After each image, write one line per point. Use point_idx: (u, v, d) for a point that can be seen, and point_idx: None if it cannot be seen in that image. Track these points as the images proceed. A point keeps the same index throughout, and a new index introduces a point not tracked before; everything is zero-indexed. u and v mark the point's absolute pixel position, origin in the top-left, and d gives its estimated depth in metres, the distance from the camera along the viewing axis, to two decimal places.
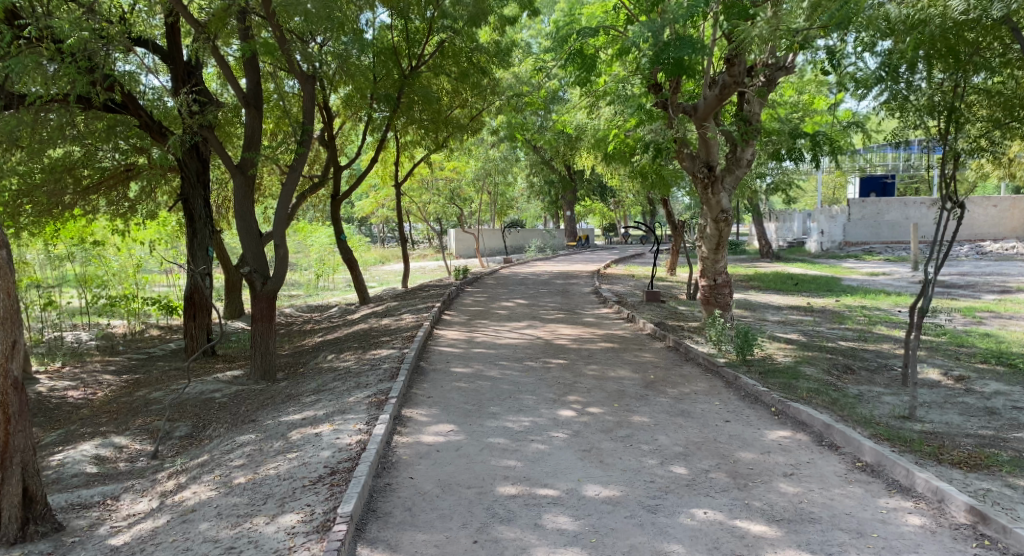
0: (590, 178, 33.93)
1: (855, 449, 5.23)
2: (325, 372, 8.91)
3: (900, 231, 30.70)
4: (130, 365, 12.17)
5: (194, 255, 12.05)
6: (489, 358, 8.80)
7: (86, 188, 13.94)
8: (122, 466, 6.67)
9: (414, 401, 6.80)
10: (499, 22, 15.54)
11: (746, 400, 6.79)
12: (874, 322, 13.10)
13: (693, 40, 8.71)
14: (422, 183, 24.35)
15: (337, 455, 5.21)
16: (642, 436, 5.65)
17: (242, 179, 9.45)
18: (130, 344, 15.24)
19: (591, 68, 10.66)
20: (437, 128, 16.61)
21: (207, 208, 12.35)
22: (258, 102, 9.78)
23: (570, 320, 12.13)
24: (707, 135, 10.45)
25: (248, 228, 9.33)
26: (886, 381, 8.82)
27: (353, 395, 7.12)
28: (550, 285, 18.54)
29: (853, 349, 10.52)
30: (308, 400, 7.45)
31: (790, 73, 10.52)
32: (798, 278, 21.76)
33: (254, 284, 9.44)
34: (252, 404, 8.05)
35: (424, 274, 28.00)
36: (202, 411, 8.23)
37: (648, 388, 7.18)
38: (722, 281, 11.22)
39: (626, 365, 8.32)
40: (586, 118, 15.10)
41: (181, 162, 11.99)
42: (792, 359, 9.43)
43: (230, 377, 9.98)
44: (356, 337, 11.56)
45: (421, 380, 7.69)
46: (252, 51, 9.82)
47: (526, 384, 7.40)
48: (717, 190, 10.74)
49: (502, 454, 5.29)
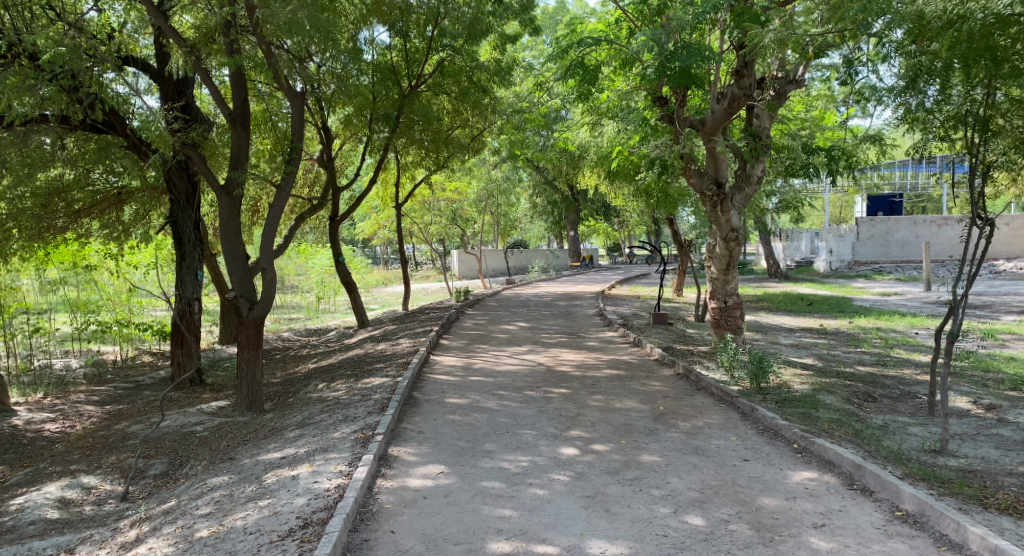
0: (593, 198, 33.45)
1: (893, 495, 4.67)
2: (313, 403, 8.38)
3: (910, 250, 30.09)
4: (116, 394, 11.63)
5: (182, 279, 11.56)
6: (486, 387, 8.27)
7: (77, 212, 13.57)
8: (86, 511, 6.15)
9: (403, 438, 6.26)
10: (500, 39, 15.12)
11: (766, 434, 6.23)
12: (891, 345, 12.53)
13: (701, 47, 8.15)
14: (423, 204, 23.62)
15: (312, 504, 4.69)
16: (652, 479, 5.11)
17: (227, 200, 8.99)
18: (120, 371, 14.69)
19: (593, 81, 10.15)
20: (437, 149, 16.14)
21: (197, 230, 11.89)
22: (244, 120, 9.35)
23: (573, 345, 11.58)
24: (715, 150, 9.88)
25: (234, 251, 8.87)
26: (911, 410, 8.25)
27: (339, 430, 6.60)
28: (552, 307, 18.03)
29: (873, 375, 9.95)
30: (291, 435, 6.92)
31: (801, 85, 10.06)
32: (809, 298, 21.20)
33: (240, 309, 8.90)
34: (234, 439, 7.55)
35: (426, 296, 27.51)
36: (181, 447, 7.71)
37: (657, 422, 6.64)
38: (732, 302, 10.72)
39: (633, 395, 7.76)
40: (588, 136, 14.64)
41: (169, 183, 11.57)
42: (810, 387, 8.88)
43: (214, 408, 9.44)
44: (349, 364, 11.03)
45: (413, 413, 7.15)
46: (238, 66, 9.34)
47: (525, 417, 6.86)
48: (727, 208, 10.23)
49: (496, 502, 4.75)
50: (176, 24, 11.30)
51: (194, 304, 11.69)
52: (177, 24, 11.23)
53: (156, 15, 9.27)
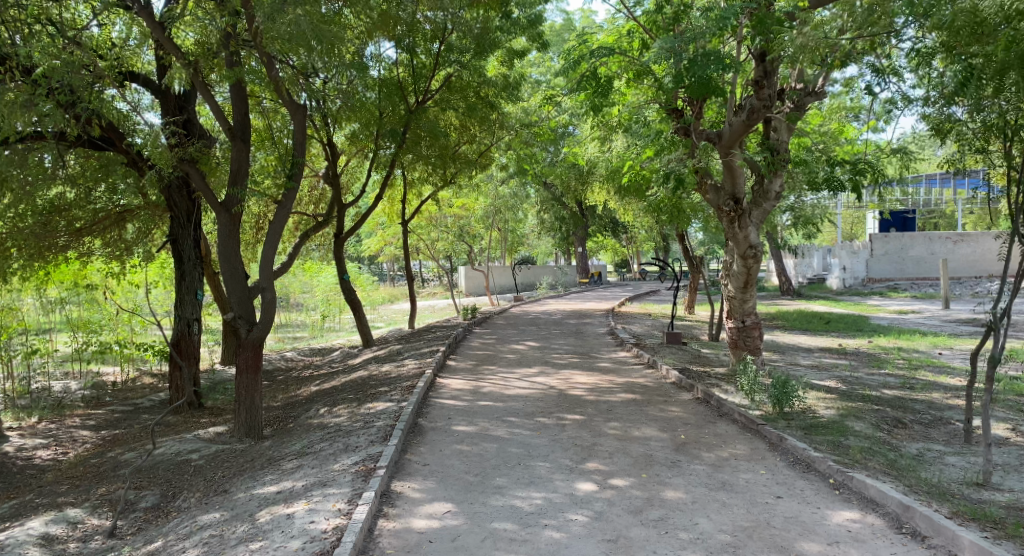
0: (601, 214, 33.06)
1: (950, 541, 4.24)
2: (314, 430, 7.98)
3: (925, 267, 29.59)
4: (113, 419, 11.24)
5: (182, 299, 11.22)
6: (496, 413, 7.85)
7: (79, 230, 13.29)
8: (69, 550, 5.77)
9: (407, 471, 5.86)
10: (507, 54, 14.83)
11: (797, 467, 5.79)
12: (916, 367, 12.06)
13: (721, 55, 7.67)
14: (430, 221, 23.43)
15: (306, 549, 4.31)
16: (678, 519, 4.69)
17: (226, 217, 8.68)
18: (119, 394, 14.29)
19: (606, 93, 9.80)
20: (445, 164, 15.80)
21: (197, 249, 11.56)
22: (245, 135, 9.03)
23: (585, 366, 11.15)
24: (733, 164, 9.57)
25: (234, 270, 8.54)
26: (945, 438, 7.82)
27: (339, 461, 6.21)
28: (562, 325, 17.60)
29: (901, 399, 9.51)
30: (289, 466, 6.53)
31: (822, 97, 9.66)
32: (825, 316, 20.72)
33: (238, 331, 8.58)
34: (230, 468, 7.16)
35: (432, 313, 27.13)
36: (174, 477, 7.32)
37: (679, 452, 6.22)
38: (750, 322, 10.29)
39: (651, 422, 7.33)
40: (598, 152, 14.29)
41: (169, 201, 11.23)
42: (836, 413, 8.44)
43: (211, 434, 9.05)
44: (352, 387, 10.63)
45: (418, 442, 6.75)
46: (239, 79, 8.95)
47: (538, 447, 6.45)
48: (744, 224, 9.86)
49: (508, 546, 4.35)
50: (178, 39, 11.04)
51: (195, 324, 11.33)
52: (179, 40, 10.99)
53: (154, 27, 8.97)
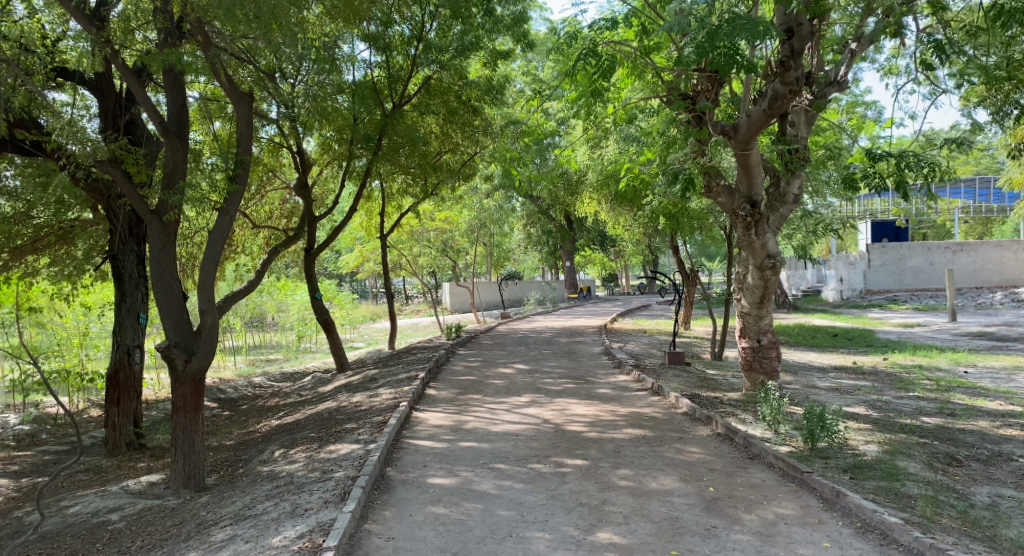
0: (590, 227, 31.83)
1: None
2: (262, 481, 6.63)
3: (924, 278, 28.57)
4: (41, 462, 9.75)
5: (121, 324, 9.73)
6: (480, 459, 6.51)
7: (18, 248, 11.78)
8: None
9: (365, 549, 4.54)
10: (491, 55, 13.56)
11: (868, 536, 4.57)
12: (947, 388, 10.83)
13: (756, 20, 6.40)
14: (410, 235, 22.11)
15: None
16: None
17: (158, 227, 7.33)
18: (60, 430, 12.69)
19: (609, 73, 8.39)
20: (424, 174, 14.45)
21: (141, 266, 10.06)
22: (181, 130, 7.68)
23: (582, 393, 9.80)
24: (749, 161, 8.28)
25: (167, 290, 7.22)
26: (1013, 478, 6.63)
27: (281, 532, 4.88)
28: (553, 345, 16.25)
29: (947, 429, 8.27)
30: (219, 538, 5.18)
31: (845, 88, 8.48)
32: (831, 331, 19.49)
33: (174, 362, 7.21)
34: (151, 536, 5.80)
35: (415, 333, 25.63)
36: (84, 547, 5.94)
37: (710, 512, 4.99)
38: (767, 341, 9.09)
39: (670, 469, 6.02)
40: (589, 158, 13.09)
41: (109, 212, 9.76)
42: (880, 448, 7.18)
43: (144, 484, 7.62)
44: (315, 422, 9.23)
45: (383, 502, 5.41)
46: (169, 64, 7.57)
47: (532, 507, 5.16)
48: (762, 231, 8.66)
49: None
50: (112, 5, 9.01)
51: (137, 352, 9.86)
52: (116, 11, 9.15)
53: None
